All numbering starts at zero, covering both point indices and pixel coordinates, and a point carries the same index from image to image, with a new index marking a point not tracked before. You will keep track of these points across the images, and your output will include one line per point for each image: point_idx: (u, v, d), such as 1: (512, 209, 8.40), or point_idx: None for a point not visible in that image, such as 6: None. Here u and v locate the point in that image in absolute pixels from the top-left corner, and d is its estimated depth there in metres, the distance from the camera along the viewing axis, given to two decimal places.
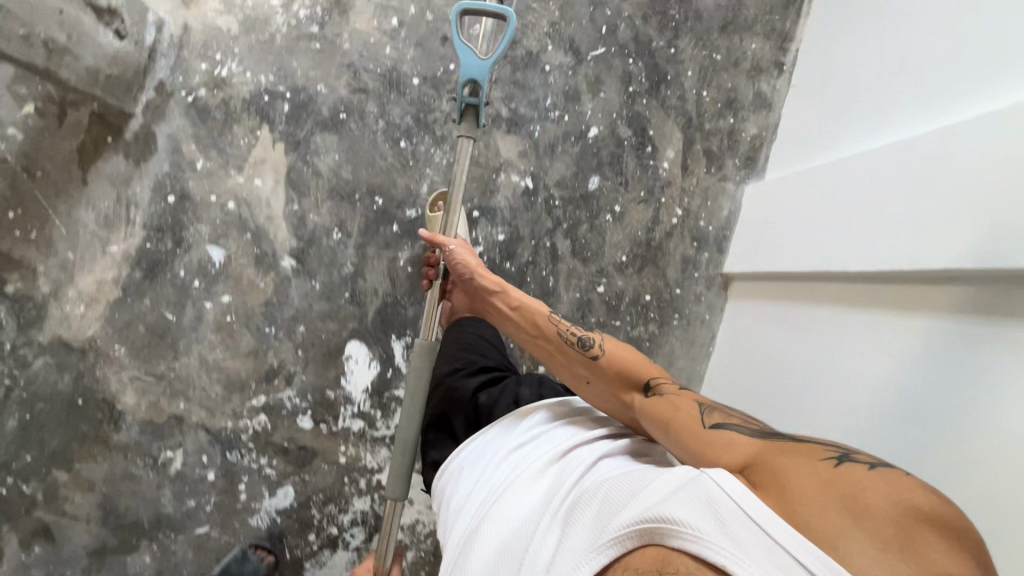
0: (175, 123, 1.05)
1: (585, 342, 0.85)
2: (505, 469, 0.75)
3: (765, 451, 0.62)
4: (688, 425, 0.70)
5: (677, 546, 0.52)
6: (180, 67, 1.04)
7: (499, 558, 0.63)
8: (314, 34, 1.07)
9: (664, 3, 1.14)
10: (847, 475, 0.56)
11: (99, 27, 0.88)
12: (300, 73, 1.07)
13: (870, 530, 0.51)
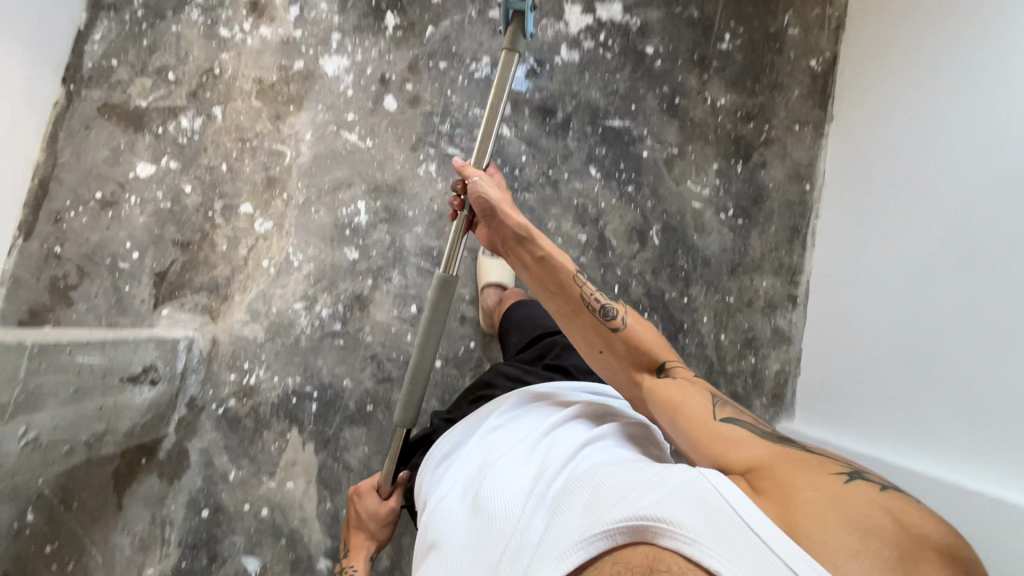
0: (207, 436, 1.06)
1: (610, 312, 0.75)
2: (488, 449, 0.68)
3: (775, 455, 0.55)
4: (701, 425, 0.62)
5: (669, 547, 0.46)
6: (210, 381, 1.07)
7: (484, 529, 0.57)
8: (337, 331, 1.10)
9: (672, 255, 1.17)
10: (857, 491, 0.49)
11: (135, 396, 0.89)
12: (326, 371, 1.09)
13: (880, 547, 0.44)
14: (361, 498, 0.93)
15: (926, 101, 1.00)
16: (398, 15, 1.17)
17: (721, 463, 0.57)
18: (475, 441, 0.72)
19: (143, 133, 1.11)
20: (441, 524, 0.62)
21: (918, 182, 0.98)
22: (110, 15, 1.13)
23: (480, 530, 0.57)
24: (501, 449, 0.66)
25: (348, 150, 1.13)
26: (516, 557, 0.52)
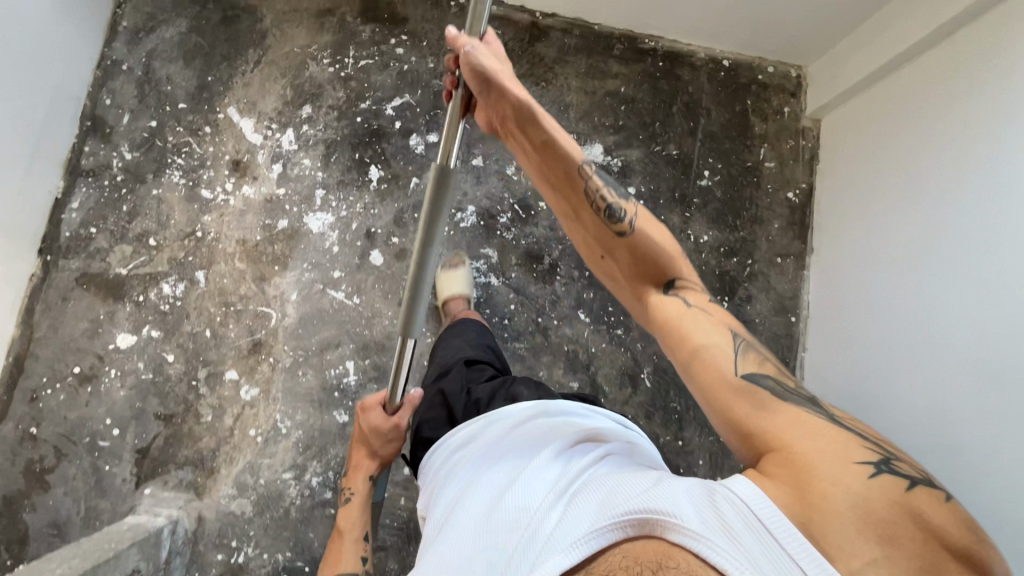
0: None
1: (617, 214, 0.62)
2: (501, 451, 0.65)
3: (801, 434, 0.47)
4: (713, 375, 0.52)
5: (678, 541, 0.44)
6: (196, 561, 1.02)
7: (484, 525, 0.54)
8: (328, 498, 1.06)
9: (665, 396, 1.17)
10: (881, 491, 0.42)
11: None
12: (317, 543, 1.05)
13: (898, 566, 0.40)
14: (365, 414, 0.89)
15: (929, 157, 0.98)
16: (382, 168, 1.18)
17: (743, 450, 0.50)
18: (487, 443, 0.69)
19: (123, 302, 1.09)
20: (441, 524, 0.60)
21: (925, 237, 0.96)
22: (89, 181, 1.12)
23: (489, 522, 0.54)
24: (508, 458, 0.63)
25: (335, 309, 1.12)
26: (517, 551, 0.49)
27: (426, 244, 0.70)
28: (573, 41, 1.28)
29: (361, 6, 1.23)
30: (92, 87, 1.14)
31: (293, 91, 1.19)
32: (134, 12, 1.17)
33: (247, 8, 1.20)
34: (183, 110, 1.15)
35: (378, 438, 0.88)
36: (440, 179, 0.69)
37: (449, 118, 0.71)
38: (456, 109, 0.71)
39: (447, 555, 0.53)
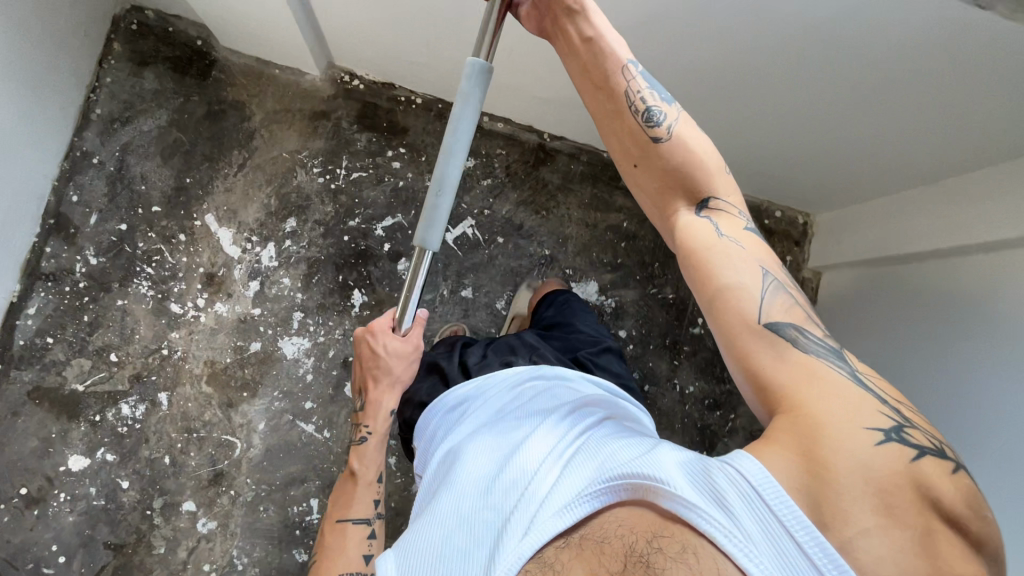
0: None
1: (654, 118, 0.62)
2: (501, 422, 0.69)
3: (811, 386, 0.50)
4: (734, 318, 0.54)
5: (671, 514, 0.48)
6: None
7: (487, 492, 0.57)
8: None
9: None
10: (886, 456, 0.46)
11: None
12: None
13: (896, 533, 0.44)
14: (372, 344, 0.84)
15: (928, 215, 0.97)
16: (366, 292, 1.12)
17: (749, 379, 0.53)
18: (501, 409, 0.73)
19: (77, 421, 1.03)
20: (449, 468, 0.65)
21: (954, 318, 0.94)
22: (48, 285, 1.04)
23: (491, 483, 0.58)
24: (515, 426, 0.67)
25: (303, 442, 1.08)
26: (516, 518, 0.52)
27: (446, 151, 0.64)
28: (579, 167, 1.22)
29: (359, 111, 1.15)
30: (58, 180, 1.05)
31: (278, 201, 1.11)
32: (110, 100, 1.07)
33: (235, 103, 1.11)
34: (157, 214, 1.07)
35: (395, 354, 0.84)
36: (471, 79, 0.63)
37: (485, 27, 0.66)
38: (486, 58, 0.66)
39: (451, 512, 0.57)
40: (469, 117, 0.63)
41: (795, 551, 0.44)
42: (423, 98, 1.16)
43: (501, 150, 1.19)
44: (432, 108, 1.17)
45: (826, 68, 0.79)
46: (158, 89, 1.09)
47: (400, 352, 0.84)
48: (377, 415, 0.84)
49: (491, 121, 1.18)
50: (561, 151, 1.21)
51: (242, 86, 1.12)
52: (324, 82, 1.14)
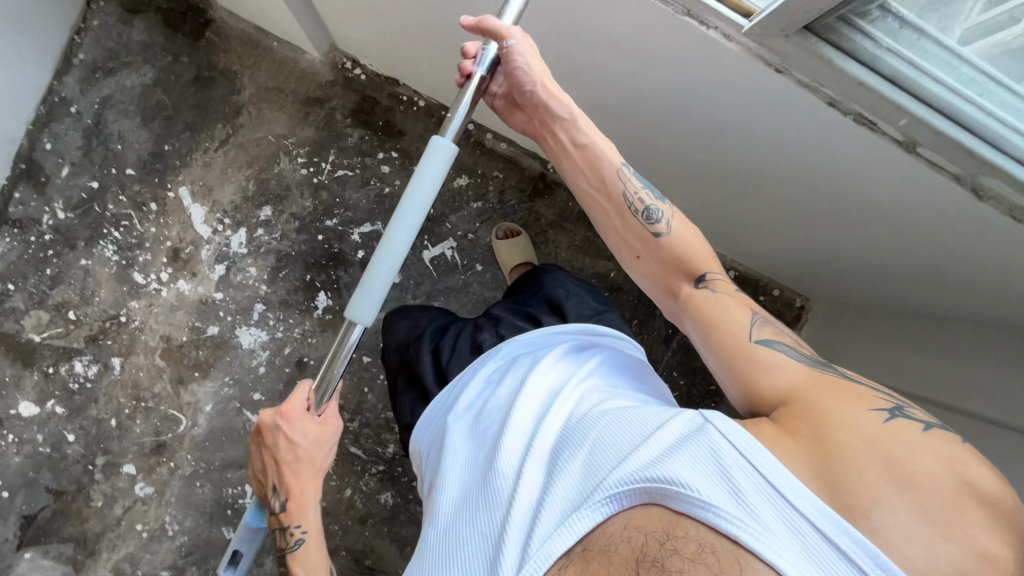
0: None
1: (653, 215, 0.58)
2: (478, 400, 0.61)
3: (812, 388, 0.45)
4: (730, 342, 0.50)
5: (681, 514, 0.40)
6: None
7: (475, 502, 0.50)
8: None
9: None
10: (901, 435, 0.40)
11: None
12: None
13: (945, 537, 0.36)
14: (284, 424, 0.64)
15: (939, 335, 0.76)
16: (332, 297, 1.09)
17: (750, 396, 0.48)
18: (474, 383, 0.63)
19: (32, 369, 1.04)
20: (434, 479, 0.57)
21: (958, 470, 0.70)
22: (14, 231, 1.03)
23: (472, 499, 0.50)
24: (485, 412, 0.58)
25: (246, 431, 1.08)
26: (513, 532, 0.44)
27: (394, 223, 0.56)
28: (578, 206, 1.15)
29: (356, 105, 1.08)
30: (32, 125, 1.02)
31: (256, 186, 1.06)
32: (95, 46, 1.03)
33: (226, 72, 1.05)
34: (130, 177, 1.04)
35: (313, 439, 0.65)
36: (437, 154, 0.56)
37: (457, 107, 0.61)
38: (460, 113, 0.60)
39: (449, 538, 0.50)
40: (431, 185, 0.56)
41: (828, 548, 0.37)
42: (426, 101, 1.09)
43: (499, 173, 1.13)
44: (435, 114, 1.09)
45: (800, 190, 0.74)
46: (147, 43, 1.03)
47: (319, 435, 0.65)
48: (303, 516, 0.65)
49: (494, 140, 1.12)
50: (562, 185, 1.14)
51: (236, 55, 1.05)
52: (324, 66, 1.07)
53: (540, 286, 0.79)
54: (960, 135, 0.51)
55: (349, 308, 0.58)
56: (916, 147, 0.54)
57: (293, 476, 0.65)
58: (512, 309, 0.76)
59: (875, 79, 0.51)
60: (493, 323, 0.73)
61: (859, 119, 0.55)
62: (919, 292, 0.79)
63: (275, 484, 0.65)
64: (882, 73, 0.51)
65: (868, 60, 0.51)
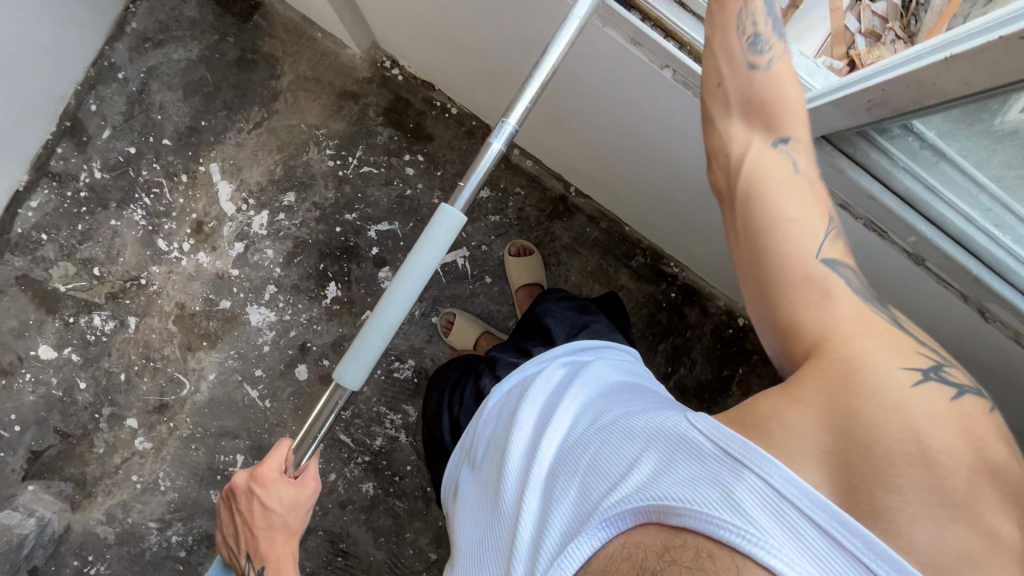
0: None
1: (759, 46, 0.47)
2: (487, 434, 0.60)
3: (870, 327, 0.39)
4: (793, 251, 0.42)
5: (676, 525, 0.37)
6: (56, 558, 1.09)
7: (490, 534, 0.49)
8: (180, 557, 1.11)
9: None
10: (928, 402, 0.36)
11: None
12: None
13: (961, 522, 0.35)
14: (261, 490, 0.61)
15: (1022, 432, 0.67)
16: (341, 288, 1.12)
17: (785, 314, 0.41)
18: (483, 413, 0.63)
19: (53, 316, 1.09)
20: (461, 526, 0.56)
21: None
22: (52, 185, 1.08)
23: (489, 537, 0.49)
24: (495, 443, 0.57)
25: (243, 403, 1.12)
26: (520, 563, 0.43)
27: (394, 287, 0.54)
28: (595, 233, 1.15)
29: (389, 104, 1.12)
30: (80, 86, 1.08)
31: (283, 171, 1.11)
32: (147, 16, 1.09)
33: (268, 57, 1.10)
34: (166, 147, 1.09)
35: (289, 505, 0.62)
36: (444, 224, 0.53)
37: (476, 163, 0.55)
38: (474, 178, 0.55)
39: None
40: (434, 254, 0.54)
41: (817, 534, 0.34)
42: (459, 110, 1.12)
43: (520, 190, 1.14)
44: (464, 123, 1.12)
45: None
46: (197, 20, 1.09)
47: (295, 500, 0.62)
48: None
49: (520, 156, 1.13)
50: (582, 210, 1.15)
51: (281, 41, 1.11)
52: (363, 63, 1.12)
53: (533, 321, 0.80)
54: (966, 259, 0.52)
55: (338, 369, 0.56)
56: (922, 260, 0.56)
57: (269, 545, 0.62)
58: (509, 349, 0.77)
59: (889, 196, 0.52)
60: (489, 366, 0.74)
61: (871, 225, 0.56)
62: None
63: (249, 552, 0.63)
64: (895, 190, 0.52)
65: (882, 175, 0.51)
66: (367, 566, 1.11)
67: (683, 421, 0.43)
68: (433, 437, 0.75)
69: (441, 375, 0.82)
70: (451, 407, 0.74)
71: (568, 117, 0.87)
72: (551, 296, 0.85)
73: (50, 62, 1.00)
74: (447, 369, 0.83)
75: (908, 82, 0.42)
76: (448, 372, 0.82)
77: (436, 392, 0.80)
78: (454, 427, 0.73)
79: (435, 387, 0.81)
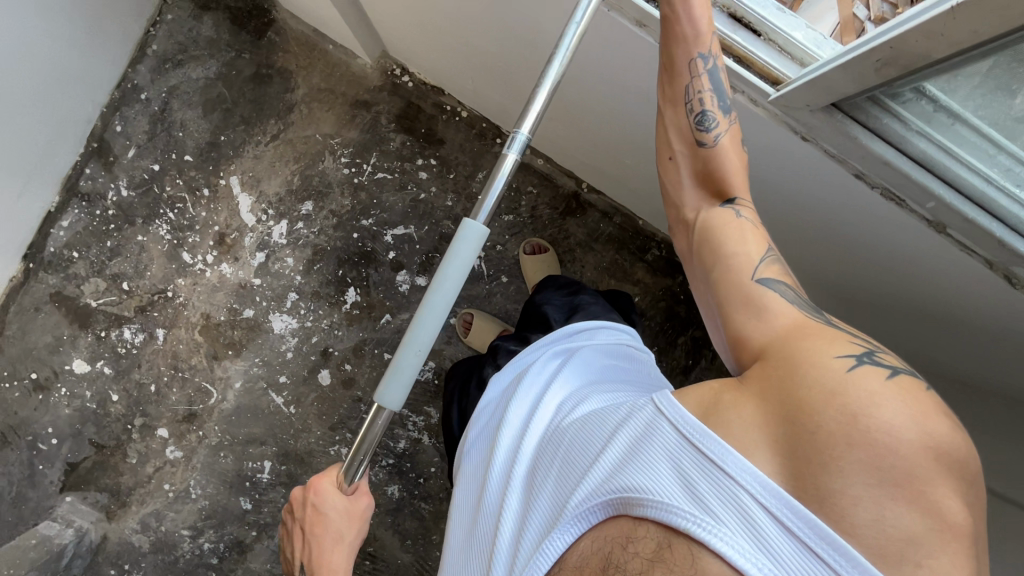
0: None
1: (707, 121, 0.52)
2: (479, 433, 0.60)
3: (803, 331, 0.40)
4: (737, 278, 0.45)
5: (639, 516, 0.37)
6: (94, 567, 1.11)
7: (477, 532, 0.50)
8: (212, 564, 1.12)
9: None
10: (862, 385, 0.35)
11: None
12: None
13: (908, 507, 0.32)
14: (317, 497, 0.65)
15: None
16: (360, 293, 1.14)
17: (735, 328, 0.44)
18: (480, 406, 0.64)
19: (86, 331, 1.13)
20: (452, 528, 0.56)
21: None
22: (82, 204, 1.12)
23: (476, 537, 0.50)
24: (486, 443, 0.58)
25: (269, 410, 1.14)
26: (500, 561, 0.44)
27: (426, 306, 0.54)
28: (609, 228, 1.15)
29: (400, 110, 1.14)
30: (106, 108, 1.12)
31: (300, 181, 1.14)
32: (167, 39, 1.13)
33: (282, 71, 1.14)
34: (188, 163, 1.13)
35: (344, 514, 0.65)
36: (468, 238, 0.54)
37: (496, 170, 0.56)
38: (492, 193, 0.56)
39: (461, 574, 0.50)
40: (461, 272, 0.54)
41: (774, 525, 0.33)
42: (469, 113, 1.14)
43: (533, 189, 1.15)
44: (475, 125, 1.14)
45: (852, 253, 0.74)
46: (214, 39, 1.13)
47: (349, 510, 0.65)
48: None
49: (532, 156, 1.14)
50: (595, 206, 1.15)
51: (294, 55, 1.14)
52: (374, 72, 1.15)
53: (534, 309, 0.81)
54: (989, 223, 0.51)
55: (378, 392, 0.57)
56: (944, 227, 0.55)
57: (316, 558, 0.64)
58: (512, 337, 0.78)
59: (905, 160, 0.51)
60: (492, 355, 0.75)
61: (886, 194, 0.56)
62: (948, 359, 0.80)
63: (301, 565, 0.66)
64: (911, 155, 0.51)
65: (897, 141, 0.51)
66: (394, 569, 1.12)
67: (649, 402, 0.42)
68: (446, 427, 0.76)
69: (453, 372, 0.83)
70: (460, 398, 0.76)
71: (577, 109, 0.88)
72: (551, 285, 0.86)
73: (76, 86, 1.04)
74: (458, 365, 0.84)
75: (919, 34, 0.41)
76: (460, 366, 0.83)
77: (449, 386, 0.81)
78: (462, 415, 0.74)
79: (448, 383, 0.82)
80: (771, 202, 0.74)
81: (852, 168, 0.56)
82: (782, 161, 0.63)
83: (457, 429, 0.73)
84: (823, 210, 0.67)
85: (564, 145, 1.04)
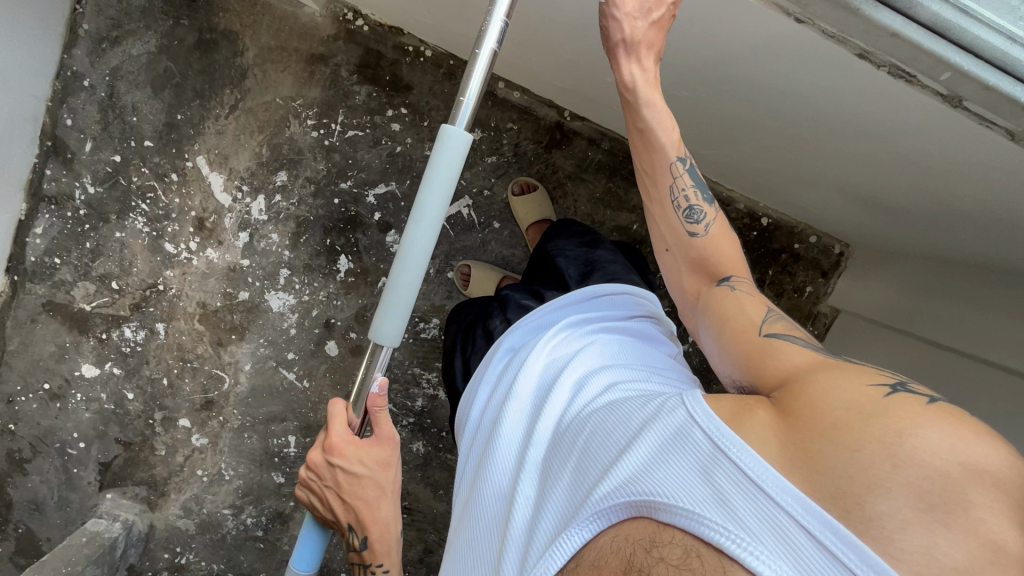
0: None
1: (695, 215, 0.57)
2: (485, 409, 0.61)
3: (825, 367, 0.43)
4: (747, 335, 0.49)
5: (667, 521, 0.38)
6: (149, 554, 1.17)
7: (485, 518, 0.51)
8: (259, 536, 1.17)
9: None
10: (901, 409, 0.37)
11: None
12: (246, 563, 1.18)
13: (955, 530, 0.34)
14: (334, 451, 0.62)
15: None
16: (352, 259, 1.11)
17: (757, 381, 0.47)
18: (486, 372, 0.65)
19: (87, 335, 1.12)
20: (459, 508, 0.58)
21: None
22: (52, 208, 1.08)
23: (483, 522, 0.51)
24: (492, 425, 0.58)
25: (284, 387, 1.14)
26: (511, 551, 0.45)
27: (415, 216, 0.51)
28: (598, 155, 1.10)
29: (360, 59, 1.07)
30: (51, 101, 1.05)
31: (270, 151, 1.08)
32: (97, 15, 1.04)
33: (227, 33, 1.05)
34: (150, 149, 1.07)
35: (375, 463, 0.65)
36: (446, 155, 0.50)
37: (462, 103, 0.51)
38: (473, 90, 0.51)
39: (465, 563, 0.51)
40: (447, 183, 0.50)
41: (809, 543, 0.35)
42: (433, 51, 1.07)
43: (513, 125, 1.08)
44: (442, 65, 1.08)
45: (868, 147, 0.69)
46: (147, 7, 1.04)
47: (379, 459, 0.65)
48: (386, 546, 0.68)
49: (507, 88, 1.07)
50: (580, 134, 1.10)
51: (236, 14, 1.05)
52: (324, 19, 1.06)
53: (546, 261, 0.80)
54: (1014, 87, 0.47)
55: (374, 331, 0.54)
56: (960, 101, 0.51)
57: (368, 512, 0.66)
58: (519, 287, 0.76)
59: (915, 28, 0.46)
60: (500, 307, 0.73)
61: (895, 73, 0.51)
62: (966, 242, 0.78)
63: (350, 524, 0.66)
64: (920, 20, 0.46)
65: (903, 5, 0.45)
66: (433, 517, 1.16)
67: (682, 407, 0.44)
68: (447, 377, 0.75)
69: (458, 317, 0.80)
70: (462, 348, 0.74)
71: (548, 35, 0.81)
72: (563, 233, 0.84)
73: (16, 81, 0.97)
74: (461, 310, 0.81)
75: None
76: (464, 312, 0.80)
77: (449, 332, 0.79)
78: (465, 367, 0.73)
79: (451, 329, 0.80)
80: (769, 101, 0.69)
81: (856, 48, 0.51)
82: (775, 53, 0.58)
83: (459, 382, 0.72)
84: (825, 100, 0.62)
85: (540, 74, 0.97)
